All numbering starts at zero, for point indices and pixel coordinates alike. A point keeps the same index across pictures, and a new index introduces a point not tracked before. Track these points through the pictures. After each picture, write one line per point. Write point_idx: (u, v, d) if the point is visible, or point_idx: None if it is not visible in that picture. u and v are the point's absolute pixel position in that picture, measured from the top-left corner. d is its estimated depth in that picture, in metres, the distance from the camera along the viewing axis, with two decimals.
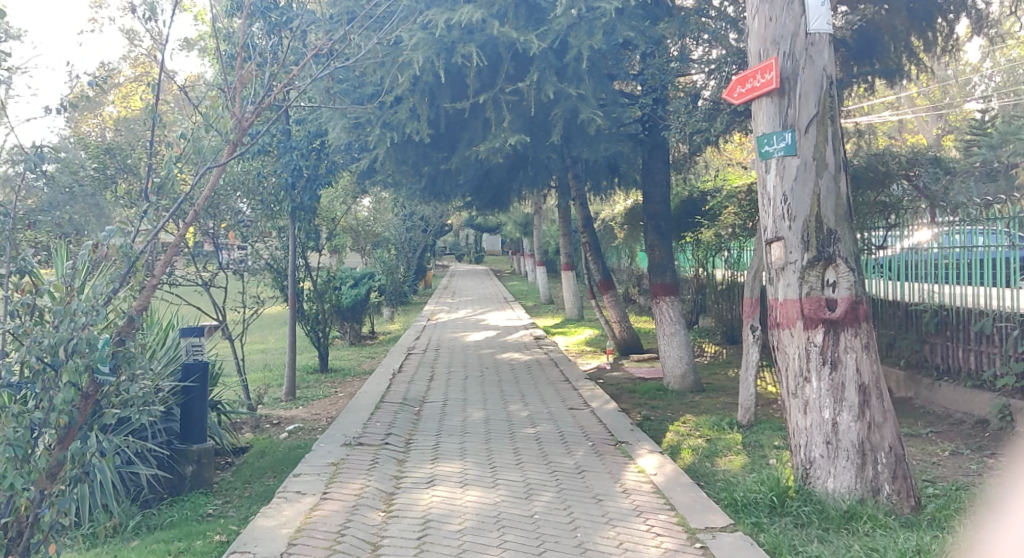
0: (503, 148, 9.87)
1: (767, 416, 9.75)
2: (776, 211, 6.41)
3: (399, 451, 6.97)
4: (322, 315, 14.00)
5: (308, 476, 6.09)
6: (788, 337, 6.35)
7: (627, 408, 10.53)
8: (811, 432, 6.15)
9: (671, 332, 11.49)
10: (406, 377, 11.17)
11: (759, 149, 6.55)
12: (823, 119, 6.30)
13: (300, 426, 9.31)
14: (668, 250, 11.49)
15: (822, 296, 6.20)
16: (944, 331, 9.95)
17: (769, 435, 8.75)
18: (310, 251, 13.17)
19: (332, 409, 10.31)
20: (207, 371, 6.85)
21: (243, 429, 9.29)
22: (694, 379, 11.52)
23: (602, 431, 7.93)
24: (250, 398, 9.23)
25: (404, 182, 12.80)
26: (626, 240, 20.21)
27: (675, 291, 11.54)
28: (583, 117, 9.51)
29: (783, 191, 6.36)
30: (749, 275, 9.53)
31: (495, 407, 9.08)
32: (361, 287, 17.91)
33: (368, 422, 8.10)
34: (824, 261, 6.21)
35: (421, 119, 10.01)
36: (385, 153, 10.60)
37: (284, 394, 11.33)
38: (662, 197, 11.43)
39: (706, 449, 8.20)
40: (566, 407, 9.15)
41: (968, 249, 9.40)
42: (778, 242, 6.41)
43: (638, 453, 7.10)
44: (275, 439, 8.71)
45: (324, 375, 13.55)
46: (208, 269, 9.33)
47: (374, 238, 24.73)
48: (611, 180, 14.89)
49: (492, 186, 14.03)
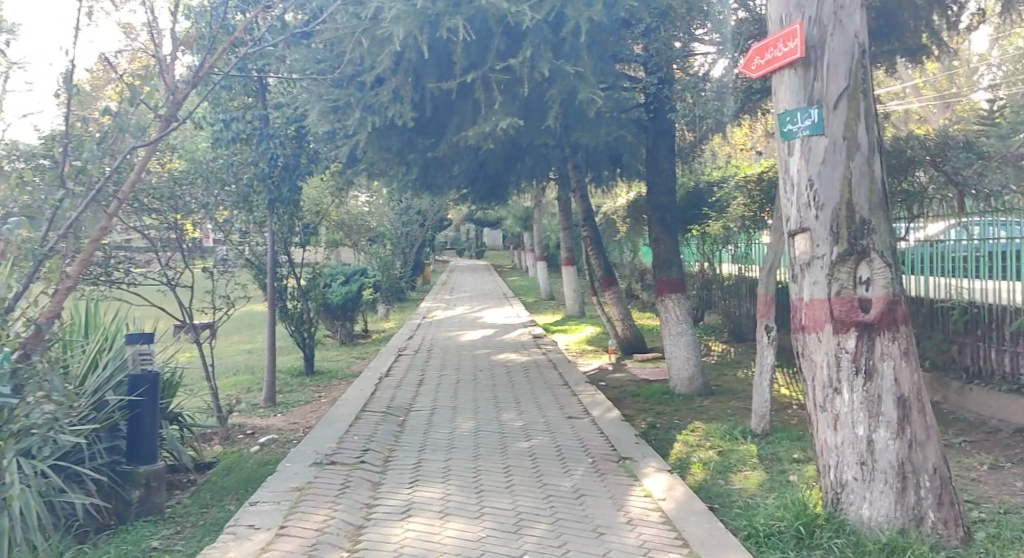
0: (495, 133, 9.08)
1: (783, 424, 8.97)
2: (801, 199, 5.63)
3: (375, 472, 6.20)
4: (307, 315, 13.24)
5: (267, 505, 5.33)
6: (814, 343, 5.56)
7: (630, 415, 9.77)
8: (842, 452, 5.37)
9: (678, 331, 10.71)
10: (392, 381, 10.41)
11: (780, 128, 5.78)
12: (855, 93, 5.51)
13: (275, 437, 8.54)
14: (674, 244, 10.69)
15: (854, 296, 5.41)
16: (976, 331, 9.14)
17: (786, 446, 8.00)
18: (293, 247, 12.41)
19: (312, 417, 9.53)
20: (157, 384, 6.07)
21: (212, 440, 8.52)
22: (702, 383, 10.74)
23: (603, 445, 7.15)
24: (219, 407, 8.46)
25: (390, 171, 12.03)
26: (628, 234, 19.44)
27: (682, 288, 10.78)
28: (582, 98, 8.74)
29: (808, 176, 5.58)
30: (763, 271, 8.74)
31: (486, 416, 8.31)
32: (351, 284, 17.14)
33: (344, 436, 7.31)
34: (857, 254, 5.43)
35: (404, 101, 9.23)
36: (367, 139, 9.83)
37: (264, 400, 10.57)
38: (668, 187, 10.63)
39: (718, 462, 7.43)
40: (565, 416, 8.39)
41: (989, 241, 8.79)
42: (803, 233, 5.63)
43: (644, 472, 6.30)
44: (245, 453, 7.95)
45: (310, 378, 12.80)
46: (174, 266, 8.58)
47: (368, 233, 23.94)
48: (613, 170, 14.11)
49: (488, 177, 13.25)
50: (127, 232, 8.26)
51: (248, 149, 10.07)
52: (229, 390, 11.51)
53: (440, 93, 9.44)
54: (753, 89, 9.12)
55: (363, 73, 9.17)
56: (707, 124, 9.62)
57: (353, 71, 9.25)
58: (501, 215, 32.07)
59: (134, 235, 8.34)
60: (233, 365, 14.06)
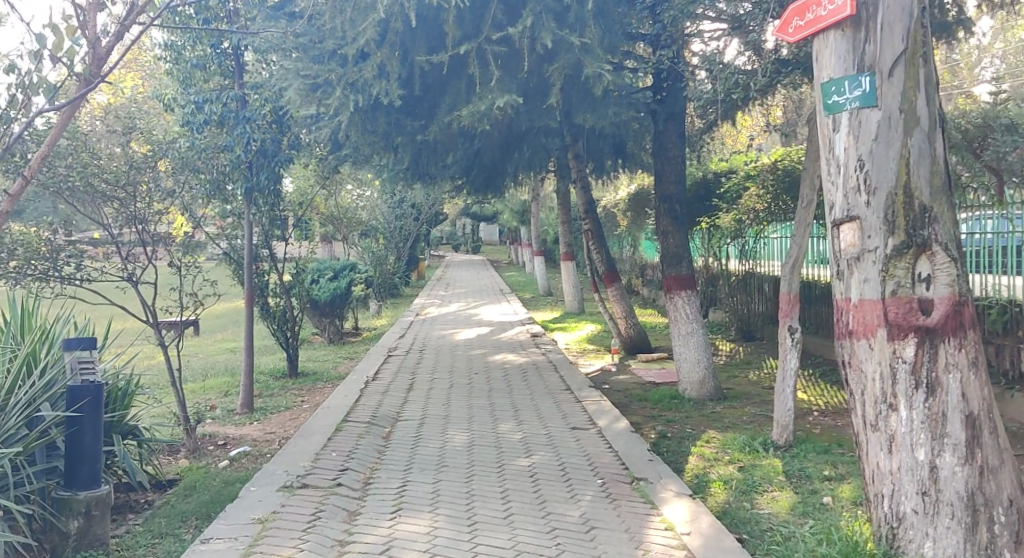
0: (490, 113, 8.26)
1: (808, 435, 8.17)
2: (848, 181, 4.82)
3: (352, 497, 5.42)
4: (290, 313, 12.41)
5: (219, 544, 4.55)
6: (864, 351, 4.75)
7: (638, 423, 8.95)
8: (900, 481, 4.58)
9: (688, 331, 9.90)
10: (380, 386, 9.59)
11: (823, 100, 4.97)
12: (913, 58, 4.70)
13: (247, 450, 7.70)
14: (684, 236, 9.87)
15: (914, 296, 4.60)
16: (1017, 332, 8.31)
17: (814, 461, 7.20)
18: (274, 240, 11.58)
19: (290, 426, 8.71)
20: (100, 395, 5.21)
21: (177, 454, 7.68)
22: (714, 386, 9.92)
23: (613, 463, 6.34)
24: (184, 416, 7.62)
25: (378, 157, 11.21)
26: (630, 227, 18.66)
27: (692, 284, 9.96)
28: (588, 73, 7.93)
29: (857, 155, 4.77)
30: (786, 266, 7.91)
31: (481, 426, 7.51)
32: (340, 280, 16.33)
33: (321, 452, 6.50)
34: (917, 247, 4.63)
35: (391, 78, 8.39)
36: (351, 121, 9.00)
37: (241, 406, 9.76)
38: (677, 176, 9.83)
39: (741, 481, 6.61)
40: (568, 426, 7.59)
41: (1014, 234, 8.14)
42: (850, 222, 4.82)
43: (662, 497, 5.51)
44: (212, 469, 7.12)
45: (293, 380, 11.97)
46: (136, 261, 7.77)
47: (360, 227, 23.15)
48: (616, 159, 13.29)
49: (484, 167, 12.47)
50: (81, 221, 7.47)
51: (221, 133, 9.25)
52: (203, 395, 10.67)
53: (431, 68, 8.62)
54: (776, 67, 8.33)
55: (345, 48, 8.36)
56: (722, 106, 8.83)
57: (334, 45, 8.43)
58: (499, 209, 31.30)
59: (91, 223, 7.54)
60: (213, 366, 13.23)
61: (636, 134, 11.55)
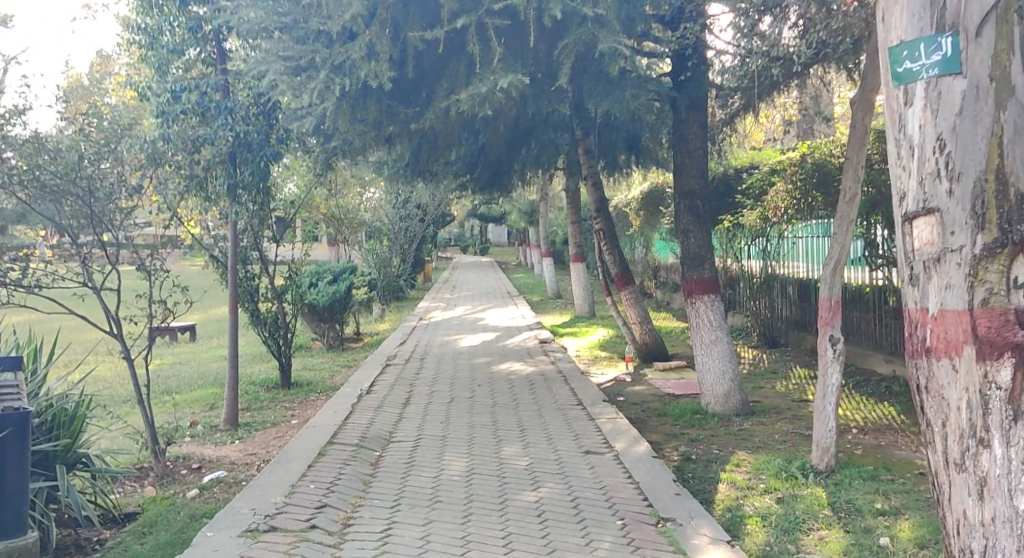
0: (492, 97, 7.41)
1: (852, 459, 7.30)
2: (925, 166, 3.94)
3: (327, 546, 4.62)
4: (283, 319, 11.58)
5: None
6: (946, 373, 3.86)
7: (660, 442, 8.08)
8: (994, 536, 3.72)
9: (712, 339, 9.01)
10: (375, 401, 8.75)
11: (888, 69, 4.10)
12: (1006, 14, 3.86)
13: (222, 475, 6.83)
14: (707, 235, 8.99)
15: (1009, 307, 3.73)
16: None
17: (863, 491, 6.35)
18: (264, 241, 10.79)
19: (274, 446, 7.84)
20: (26, 427, 4.46)
21: (144, 480, 6.81)
22: (740, 399, 9.05)
23: (634, 497, 5.53)
24: (152, 438, 6.77)
25: (375, 150, 10.40)
26: (643, 227, 17.85)
27: (716, 288, 9.07)
28: (603, 49, 7.08)
29: (935, 134, 3.90)
30: (827, 267, 7.03)
31: (483, 450, 6.65)
32: (339, 283, 15.51)
33: (298, 484, 5.66)
34: (1014, 245, 3.75)
35: (381, 59, 7.58)
36: (338, 108, 8.20)
37: (224, 423, 8.90)
38: (699, 169, 8.97)
39: (782, 517, 5.78)
40: (580, 450, 6.74)
41: None
42: (927, 216, 3.94)
43: (696, 546, 4.68)
44: (180, 500, 6.25)
45: (285, 391, 11.13)
46: (95, 266, 6.96)
47: (362, 228, 22.32)
48: (631, 153, 12.42)
49: (490, 164, 11.66)
50: (31, 216, 6.66)
51: (202, 124, 8.50)
52: (185, 409, 9.85)
53: (426, 47, 7.80)
54: (817, 33, 7.95)
55: (330, 26, 7.55)
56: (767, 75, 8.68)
57: (318, 24, 7.64)
58: (507, 208, 30.54)
59: (44, 220, 6.75)
60: (202, 376, 12.41)
61: (653, 124, 10.71)
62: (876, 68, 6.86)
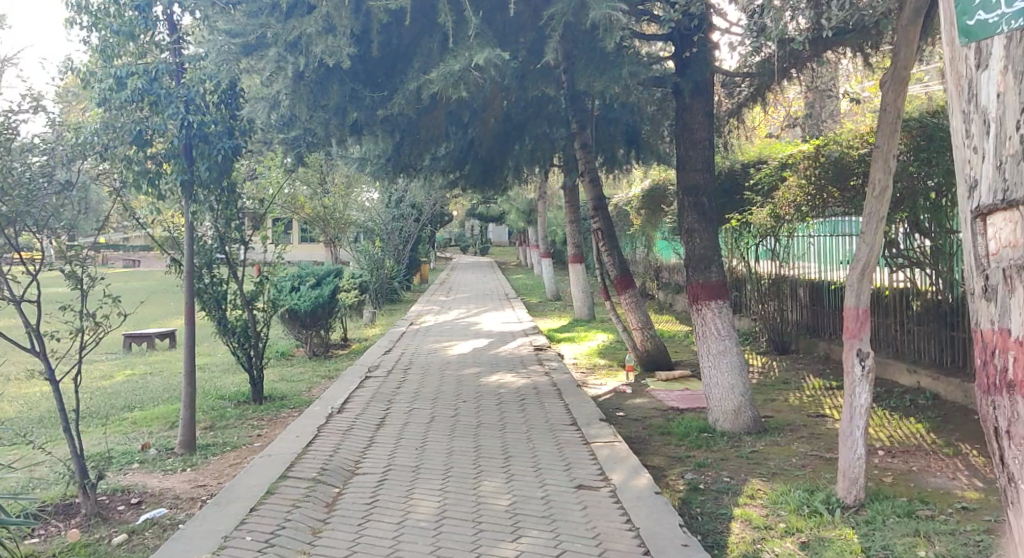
0: (469, 78, 6.54)
1: (882, 489, 6.39)
2: (1003, 147, 3.04)
3: None
4: (253, 328, 10.53)
5: None
6: None
7: (664, 468, 7.18)
8: None
9: (720, 350, 8.10)
10: (344, 422, 7.83)
11: (953, 23, 3.20)
12: None
13: (159, 514, 5.92)
14: (714, 235, 8.06)
15: None
16: None
17: (899, 531, 5.46)
18: (232, 244, 9.88)
19: (225, 477, 6.91)
20: None
21: (71, 519, 5.92)
22: (752, 416, 8.11)
23: (631, 549, 4.66)
24: (80, 471, 5.87)
25: (350, 143, 9.51)
26: (645, 227, 16.95)
27: (724, 293, 8.13)
28: (595, 18, 6.18)
29: (1019, 103, 2.99)
30: (854, 270, 6.09)
31: (458, 486, 5.76)
32: (322, 288, 14.60)
33: (232, 533, 4.79)
34: None
35: (340, 34, 6.93)
36: (295, 90, 7.46)
37: (179, 447, 7.97)
38: (705, 160, 8.04)
39: None
40: (570, 483, 5.85)
41: None
42: (1008, 211, 3.03)
43: None
44: (103, 546, 5.34)
45: (256, 407, 10.23)
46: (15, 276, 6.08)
47: (353, 228, 21.42)
48: (630, 146, 11.50)
49: (477, 159, 10.77)
50: None
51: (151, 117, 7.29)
52: (141, 430, 8.94)
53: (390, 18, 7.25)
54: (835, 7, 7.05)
55: None
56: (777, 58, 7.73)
57: None
58: (506, 208, 29.73)
59: None
60: (170, 389, 11.51)
61: (652, 112, 9.81)
62: (909, 40, 5.93)
